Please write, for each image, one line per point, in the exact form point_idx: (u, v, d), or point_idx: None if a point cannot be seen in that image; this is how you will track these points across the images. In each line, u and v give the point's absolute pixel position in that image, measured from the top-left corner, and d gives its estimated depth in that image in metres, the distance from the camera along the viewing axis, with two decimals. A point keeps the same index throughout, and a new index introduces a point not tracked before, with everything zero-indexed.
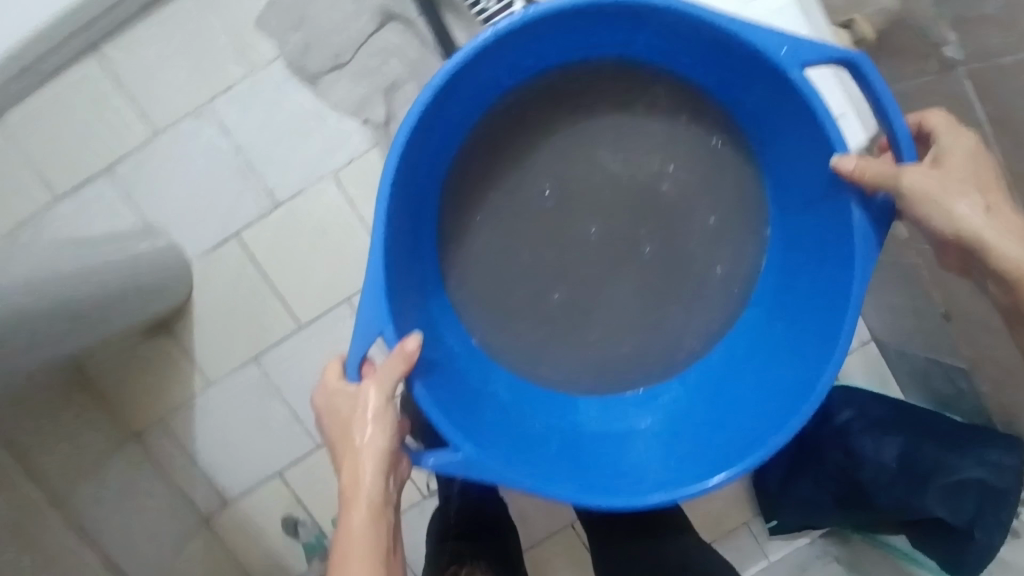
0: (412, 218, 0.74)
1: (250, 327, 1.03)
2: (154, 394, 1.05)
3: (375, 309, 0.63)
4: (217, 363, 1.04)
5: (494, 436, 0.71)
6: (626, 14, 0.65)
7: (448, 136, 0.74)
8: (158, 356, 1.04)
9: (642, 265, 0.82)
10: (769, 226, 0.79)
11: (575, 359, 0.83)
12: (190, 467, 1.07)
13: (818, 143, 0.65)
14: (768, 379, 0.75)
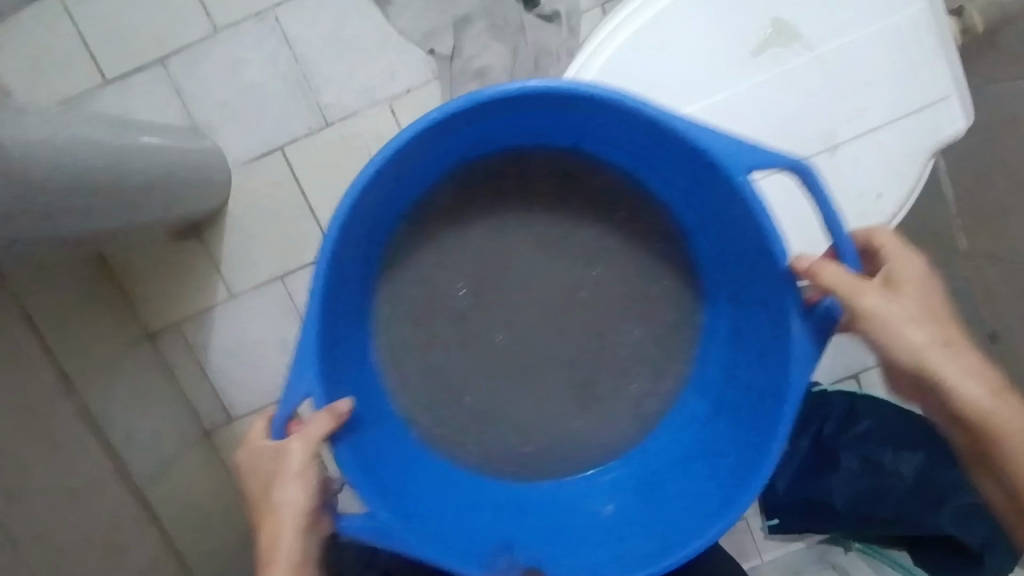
0: (341, 326, 0.74)
1: (281, 245, 1.02)
2: (174, 300, 1.03)
3: (303, 370, 0.59)
4: (243, 277, 1.02)
5: (400, 499, 0.69)
6: (560, 106, 0.64)
7: (373, 240, 0.77)
8: (183, 261, 1.02)
9: (578, 344, 0.85)
10: (699, 331, 0.83)
11: (499, 438, 0.84)
12: (198, 378, 1.05)
13: (764, 256, 0.64)
14: (693, 486, 0.73)
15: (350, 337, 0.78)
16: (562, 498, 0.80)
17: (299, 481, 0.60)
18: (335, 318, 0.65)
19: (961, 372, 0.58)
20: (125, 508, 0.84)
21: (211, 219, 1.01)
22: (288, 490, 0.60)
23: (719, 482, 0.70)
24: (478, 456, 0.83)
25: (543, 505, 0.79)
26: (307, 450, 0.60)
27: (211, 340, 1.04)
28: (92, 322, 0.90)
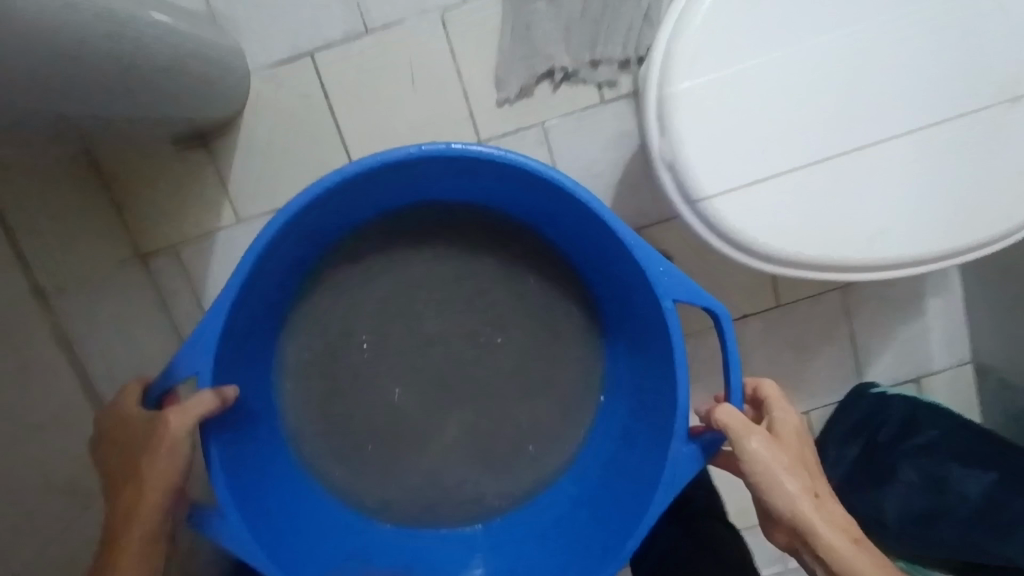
0: (252, 326, 0.76)
1: (301, 168, 0.89)
2: (173, 219, 0.90)
3: (201, 354, 0.62)
4: (255, 201, 0.90)
5: (272, 530, 0.72)
6: (528, 176, 0.70)
7: (311, 251, 0.80)
8: (187, 175, 0.89)
9: (489, 431, 0.88)
10: (606, 395, 0.88)
11: (398, 490, 0.87)
12: (191, 310, 0.93)
13: (665, 347, 0.71)
14: (564, 560, 0.77)
15: (255, 385, 0.80)
16: (463, 552, 0.85)
17: (166, 458, 0.59)
18: (256, 315, 0.74)
19: (830, 529, 0.59)
20: None
21: (223, 129, 0.88)
22: (143, 466, 0.59)
23: (610, 532, 0.74)
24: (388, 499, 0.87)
25: (428, 556, 0.84)
26: (178, 429, 0.60)
27: (211, 269, 0.92)
28: (78, 232, 0.77)
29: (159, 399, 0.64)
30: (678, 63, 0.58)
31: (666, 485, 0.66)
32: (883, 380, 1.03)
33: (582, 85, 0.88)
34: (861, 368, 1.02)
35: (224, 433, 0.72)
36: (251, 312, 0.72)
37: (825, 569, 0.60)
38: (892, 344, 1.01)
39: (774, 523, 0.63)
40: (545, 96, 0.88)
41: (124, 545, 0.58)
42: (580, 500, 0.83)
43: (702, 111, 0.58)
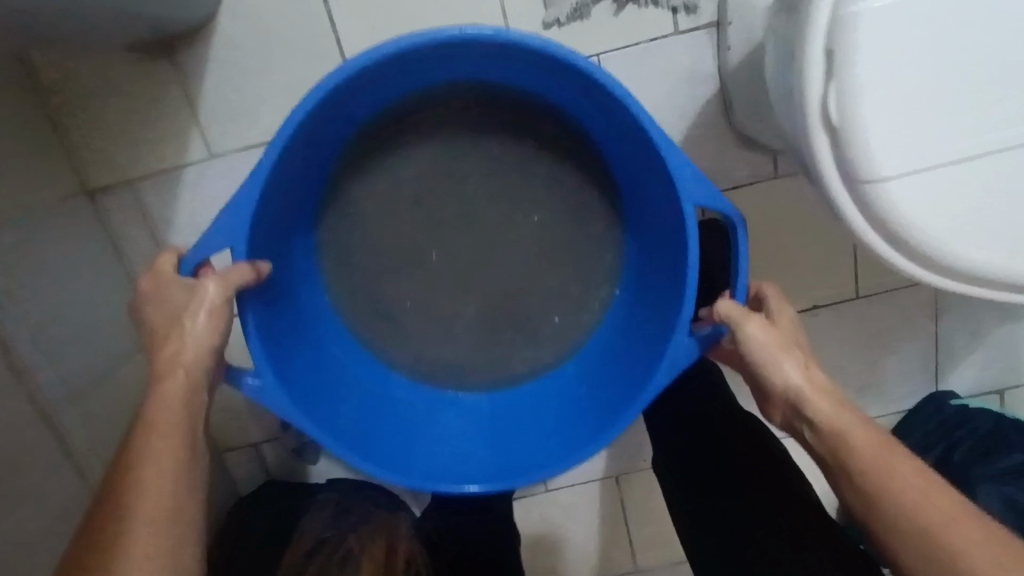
0: (295, 193, 0.66)
1: (293, 93, 0.71)
2: (131, 148, 0.72)
3: (232, 225, 0.54)
4: (231, 132, 0.72)
5: (304, 386, 0.64)
6: (581, 83, 0.59)
7: (340, 130, 0.67)
8: (148, 93, 0.70)
9: (525, 350, 0.76)
10: (616, 288, 0.75)
11: (439, 350, 0.75)
12: (154, 260, 0.76)
13: (676, 239, 0.63)
14: (544, 447, 0.68)
15: (277, 266, 0.67)
16: (467, 411, 0.74)
17: (204, 324, 0.53)
18: (266, 228, 0.62)
19: (828, 398, 0.54)
20: (31, 442, 0.56)
21: (193, 35, 0.69)
22: (179, 334, 0.53)
23: (604, 413, 0.67)
24: (415, 354, 0.75)
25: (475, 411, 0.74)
26: (217, 294, 0.54)
27: (176, 214, 0.74)
28: (4, 157, 0.59)
29: (196, 270, 0.55)
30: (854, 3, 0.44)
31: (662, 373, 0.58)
32: (963, 390, 0.89)
33: (651, 7, 0.69)
34: (940, 374, 0.88)
35: (265, 302, 0.63)
36: (262, 221, 0.60)
37: (819, 449, 0.53)
38: (980, 350, 0.86)
39: (770, 404, 0.57)
40: (604, 19, 0.70)
41: (159, 406, 0.51)
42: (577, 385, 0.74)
43: (881, 69, 0.44)
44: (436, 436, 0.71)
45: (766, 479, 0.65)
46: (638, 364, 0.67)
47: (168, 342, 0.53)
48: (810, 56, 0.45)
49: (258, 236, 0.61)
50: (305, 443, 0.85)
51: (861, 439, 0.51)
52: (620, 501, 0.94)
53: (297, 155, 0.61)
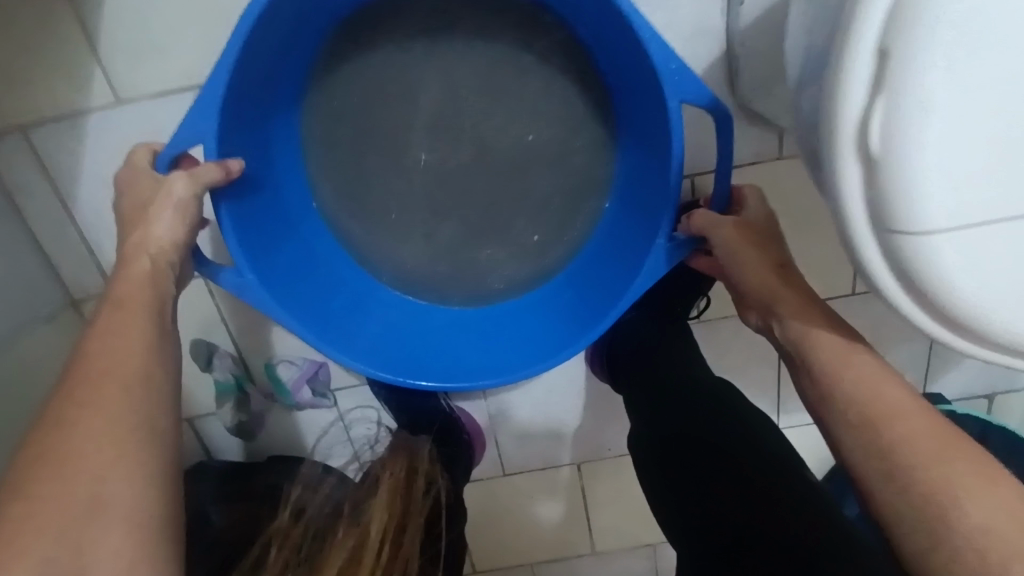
0: (264, 88, 0.55)
1: (214, 26, 0.59)
2: (18, 85, 0.60)
3: (202, 108, 0.49)
4: (141, 72, 0.60)
5: (282, 267, 0.58)
6: None
7: (309, 22, 0.56)
8: (33, 18, 0.57)
9: (519, 270, 0.65)
10: (607, 201, 0.63)
11: (422, 260, 0.65)
12: (56, 216, 0.65)
13: (660, 159, 0.55)
14: (521, 348, 0.62)
15: (256, 170, 0.58)
16: (448, 317, 0.66)
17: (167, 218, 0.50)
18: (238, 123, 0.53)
19: (797, 296, 0.51)
20: None
21: None
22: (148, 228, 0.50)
23: (581, 314, 0.61)
24: (391, 262, 0.65)
25: (440, 316, 0.66)
26: (185, 191, 0.50)
27: (81, 166, 0.63)
28: None
29: (171, 165, 0.52)
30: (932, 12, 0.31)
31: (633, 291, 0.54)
32: (951, 394, 0.84)
33: None
34: (930, 378, 0.82)
35: (244, 196, 0.56)
36: (245, 101, 0.53)
37: (789, 352, 0.50)
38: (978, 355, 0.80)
39: (745, 305, 0.54)
40: None
41: (116, 314, 0.47)
42: (562, 289, 0.64)
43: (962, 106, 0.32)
44: (403, 333, 0.64)
45: (773, 469, 0.55)
46: (621, 266, 0.59)
47: (135, 229, 0.50)
48: (857, 71, 0.32)
49: (231, 143, 0.53)
50: (245, 421, 0.78)
51: (842, 361, 0.46)
52: (581, 490, 0.89)
53: (260, 46, 0.51)
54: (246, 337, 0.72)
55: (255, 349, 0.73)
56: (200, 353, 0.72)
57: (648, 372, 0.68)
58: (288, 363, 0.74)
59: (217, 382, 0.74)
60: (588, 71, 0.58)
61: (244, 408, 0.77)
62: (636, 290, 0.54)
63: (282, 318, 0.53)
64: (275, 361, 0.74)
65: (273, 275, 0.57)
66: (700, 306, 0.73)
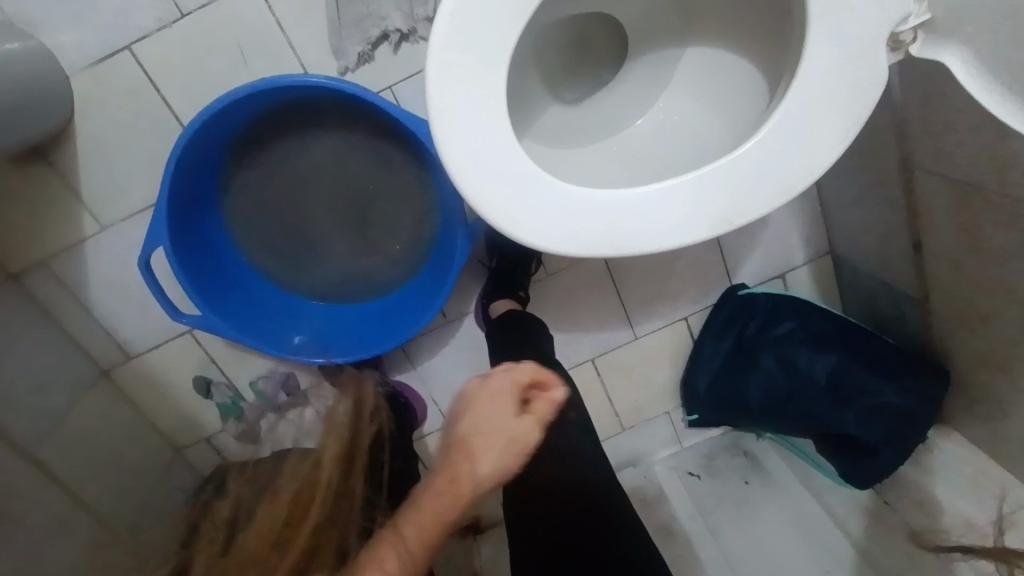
0: (192, 199, 0.81)
1: (154, 163, 0.88)
2: (33, 235, 0.88)
3: (154, 224, 0.74)
4: (113, 205, 0.89)
5: (231, 305, 0.85)
6: (356, 97, 0.77)
7: (212, 153, 0.80)
8: (37, 189, 0.87)
9: (394, 271, 0.91)
10: (435, 209, 0.87)
11: (320, 282, 0.91)
12: (82, 315, 0.94)
13: (444, 178, 0.81)
14: (404, 325, 0.89)
15: (202, 250, 0.83)
16: (349, 312, 0.93)
17: (498, 456, 0.51)
18: (179, 228, 0.78)
19: None
20: (18, 476, 0.77)
21: (58, 139, 0.85)
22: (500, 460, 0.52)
23: (434, 287, 0.88)
24: (302, 286, 0.91)
25: (344, 315, 0.93)
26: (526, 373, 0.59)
27: (89, 276, 0.92)
28: None
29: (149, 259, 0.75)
30: (443, 78, 0.54)
31: (454, 266, 0.81)
32: (753, 281, 1.12)
33: (422, 42, 0.85)
34: (729, 271, 1.10)
35: (199, 270, 0.82)
36: (182, 210, 0.79)
37: None
38: (757, 246, 1.08)
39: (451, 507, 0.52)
40: (387, 59, 0.86)
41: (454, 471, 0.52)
42: (423, 278, 0.90)
43: (474, 127, 0.56)
44: (317, 334, 0.91)
45: None
46: (447, 253, 0.86)
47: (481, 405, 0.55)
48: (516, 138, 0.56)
49: (180, 240, 0.79)
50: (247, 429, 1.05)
51: None
52: None
53: (185, 177, 0.77)
54: (233, 366, 1.01)
55: (239, 374, 1.02)
56: (201, 387, 1.01)
57: (508, 334, 0.92)
58: (265, 377, 1.03)
59: (219, 405, 1.03)
60: (397, 138, 0.83)
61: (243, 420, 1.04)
62: (457, 268, 0.81)
63: (238, 338, 0.80)
64: (256, 379, 1.03)
65: (227, 312, 0.84)
66: (538, 268, 1.03)
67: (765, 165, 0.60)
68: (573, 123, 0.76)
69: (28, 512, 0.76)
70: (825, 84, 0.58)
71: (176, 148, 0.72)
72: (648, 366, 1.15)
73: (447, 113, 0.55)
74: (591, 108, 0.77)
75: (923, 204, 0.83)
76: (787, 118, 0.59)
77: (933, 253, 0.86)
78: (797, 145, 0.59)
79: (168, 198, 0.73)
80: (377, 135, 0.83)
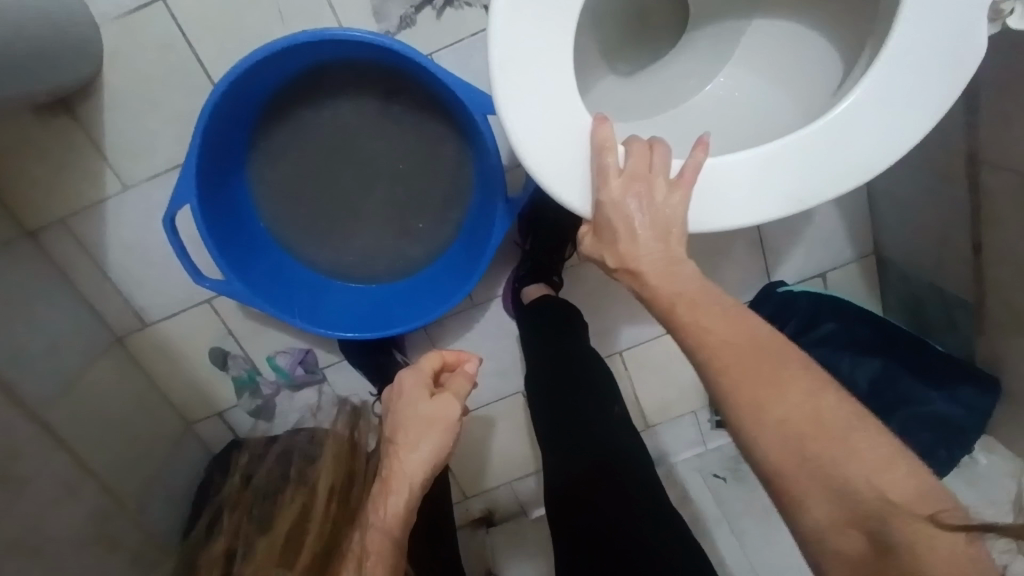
0: (222, 160, 0.77)
1: (182, 123, 0.84)
2: (54, 192, 0.85)
3: (183, 182, 0.70)
4: (137, 164, 0.86)
5: (258, 274, 0.82)
6: (399, 57, 0.73)
7: (245, 111, 0.76)
8: (60, 145, 0.83)
9: (425, 248, 0.87)
10: (473, 184, 0.83)
11: (349, 255, 0.87)
12: (99, 278, 0.91)
13: (483, 148, 0.77)
14: (433, 304, 0.85)
15: (229, 214, 0.80)
16: (376, 289, 0.89)
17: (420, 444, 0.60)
18: (208, 189, 0.75)
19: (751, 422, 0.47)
20: (27, 440, 0.73)
21: (86, 91, 0.81)
22: (427, 444, 0.60)
23: (467, 266, 0.84)
24: (330, 260, 0.87)
25: (372, 292, 0.89)
26: (433, 360, 0.67)
27: (108, 239, 0.89)
28: None
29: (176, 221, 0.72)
30: (506, 32, 0.53)
31: (492, 242, 0.77)
32: (792, 279, 1.07)
33: (468, 8, 0.81)
34: (769, 268, 1.05)
35: (226, 236, 0.78)
36: (211, 169, 0.75)
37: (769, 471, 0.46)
38: (800, 243, 1.04)
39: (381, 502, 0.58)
40: (429, 24, 0.82)
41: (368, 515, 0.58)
42: (456, 256, 0.86)
43: (533, 83, 0.54)
44: (341, 309, 0.88)
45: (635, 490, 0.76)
46: (483, 229, 0.82)
47: (393, 395, 0.65)
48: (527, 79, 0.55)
49: (208, 202, 0.75)
50: (261, 404, 1.03)
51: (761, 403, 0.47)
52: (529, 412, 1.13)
53: (216, 134, 0.73)
54: (251, 340, 0.98)
55: (257, 348, 0.99)
56: (218, 358, 0.98)
57: (544, 324, 0.88)
58: (282, 353, 0.99)
59: (234, 378, 1.00)
60: (439, 106, 0.79)
61: (258, 395, 1.02)
62: (495, 244, 0.77)
63: (262, 306, 0.77)
64: (274, 354, 0.99)
65: (251, 280, 0.80)
66: (572, 253, 0.98)
67: (840, 141, 0.56)
68: (632, 96, 0.73)
69: (35, 477, 0.73)
70: (917, 54, 0.54)
71: (208, 102, 0.69)
72: (679, 362, 1.11)
73: (508, 66, 0.54)
74: (652, 83, 0.74)
75: (988, 204, 0.79)
76: (866, 95, 0.55)
77: (993, 256, 0.82)
78: (879, 121, 0.55)
79: (197, 155, 0.70)
80: (417, 102, 0.79)
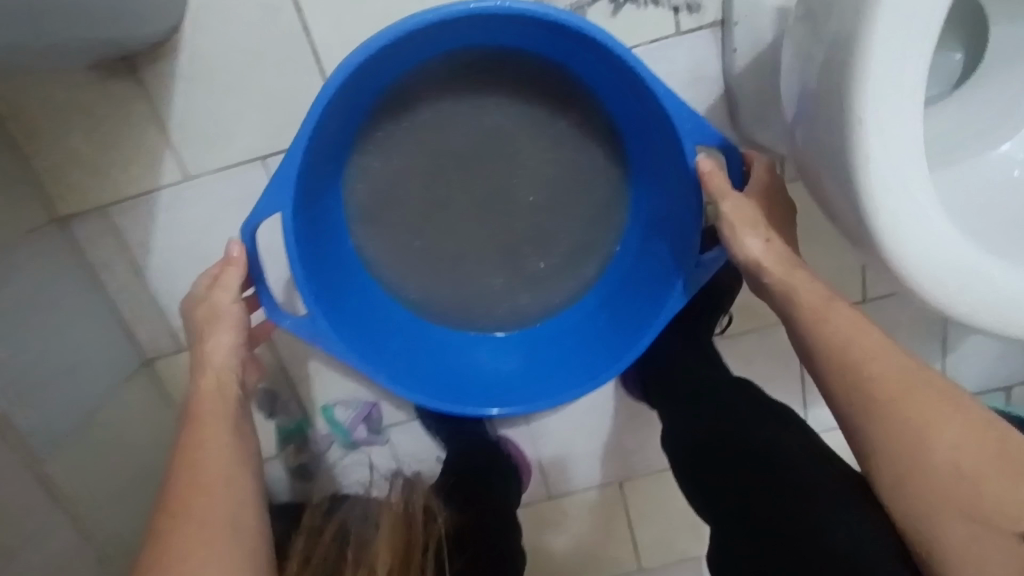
0: (326, 156, 0.62)
1: (269, 105, 0.66)
2: (98, 172, 0.67)
3: (281, 174, 0.53)
4: (204, 150, 0.68)
5: (346, 316, 0.65)
6: (602, 55, 0.58)
7: (361, 101, 0.62)
8: (111, 112, 0.66)
9: (557, 293, 0.72)
10: (630, 219, 0.71)
11: (470, 299, 0.72)
12: (134, 283, 0.72)
13: (678, 180, 0.63)
14: (573, 370, 0.68)
15: (318, 230, 0.65)
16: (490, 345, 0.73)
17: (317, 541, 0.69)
18: (303, 195, 0.59)
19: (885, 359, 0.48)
20: (15, 500, 0.54)
21: (157, 49, 0.64)
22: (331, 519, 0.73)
23: (622, 336, 0.67)
24: (438, 300, 0.72)
25: (477, 349, 0.72)
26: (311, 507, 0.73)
27: (155, 240, 0.71)
28: None
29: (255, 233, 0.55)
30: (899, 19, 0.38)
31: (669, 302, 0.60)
32: (970, 388, 0.87)
33: (653, 7, 0.63)
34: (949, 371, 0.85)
35: (310, 257, 0.62)
36: (310, 167, 0.59)
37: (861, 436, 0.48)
38: (991, 346, 0.84)
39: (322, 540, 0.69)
40: (602, 21, 0.64)
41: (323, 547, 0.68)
42: (596, 307, 0.72)
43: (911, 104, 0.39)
44: (451, 364, 0.71)
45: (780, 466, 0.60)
46: (648, 286, 0.68)
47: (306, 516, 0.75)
48: None
49: (302, 205, 0.60)
50: (306, 460, 0.83)
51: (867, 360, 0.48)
52: (623, 507, 0.92)
53: (331, 123, 0.59)
54: (308, 383, 0.78)
55: (313, 394, 0.79)
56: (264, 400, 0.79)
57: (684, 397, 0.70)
58: (344, 404, 0.80)
59: (281, 427, 0.80)
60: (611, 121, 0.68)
61: (305, 449, 0.82)
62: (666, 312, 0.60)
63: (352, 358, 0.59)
64: (332, 403, 0.80)
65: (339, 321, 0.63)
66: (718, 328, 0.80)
67: None
68: (936, 132, 0.60)
69: (20, 557, 0.53)
70: None
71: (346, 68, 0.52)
72: None
73: (877, 119, 0.39)
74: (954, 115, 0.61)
75: None
76: None
77: None
78: None
79: (307, 139, 0.52)
80: (589, 127, 0.68)
